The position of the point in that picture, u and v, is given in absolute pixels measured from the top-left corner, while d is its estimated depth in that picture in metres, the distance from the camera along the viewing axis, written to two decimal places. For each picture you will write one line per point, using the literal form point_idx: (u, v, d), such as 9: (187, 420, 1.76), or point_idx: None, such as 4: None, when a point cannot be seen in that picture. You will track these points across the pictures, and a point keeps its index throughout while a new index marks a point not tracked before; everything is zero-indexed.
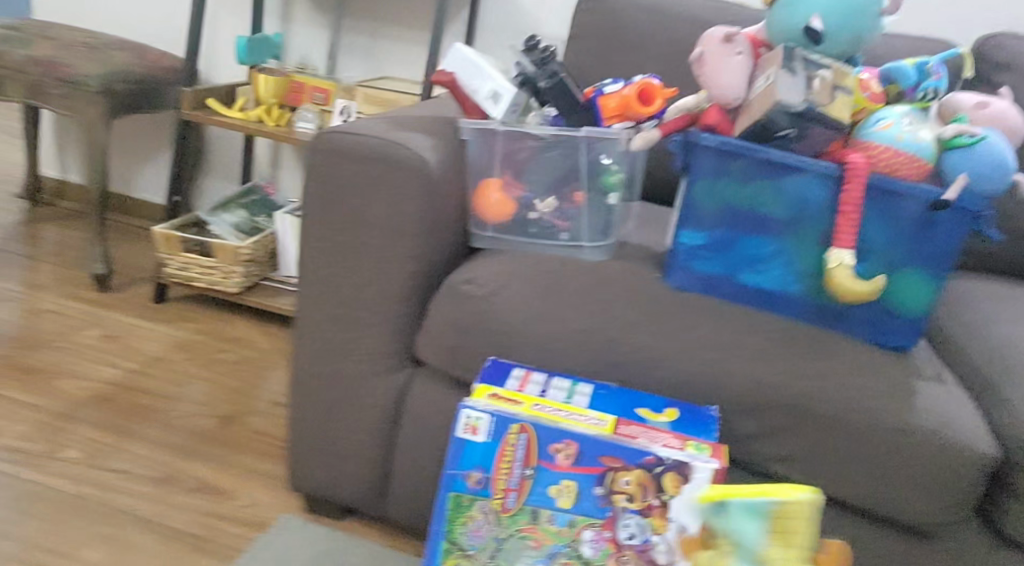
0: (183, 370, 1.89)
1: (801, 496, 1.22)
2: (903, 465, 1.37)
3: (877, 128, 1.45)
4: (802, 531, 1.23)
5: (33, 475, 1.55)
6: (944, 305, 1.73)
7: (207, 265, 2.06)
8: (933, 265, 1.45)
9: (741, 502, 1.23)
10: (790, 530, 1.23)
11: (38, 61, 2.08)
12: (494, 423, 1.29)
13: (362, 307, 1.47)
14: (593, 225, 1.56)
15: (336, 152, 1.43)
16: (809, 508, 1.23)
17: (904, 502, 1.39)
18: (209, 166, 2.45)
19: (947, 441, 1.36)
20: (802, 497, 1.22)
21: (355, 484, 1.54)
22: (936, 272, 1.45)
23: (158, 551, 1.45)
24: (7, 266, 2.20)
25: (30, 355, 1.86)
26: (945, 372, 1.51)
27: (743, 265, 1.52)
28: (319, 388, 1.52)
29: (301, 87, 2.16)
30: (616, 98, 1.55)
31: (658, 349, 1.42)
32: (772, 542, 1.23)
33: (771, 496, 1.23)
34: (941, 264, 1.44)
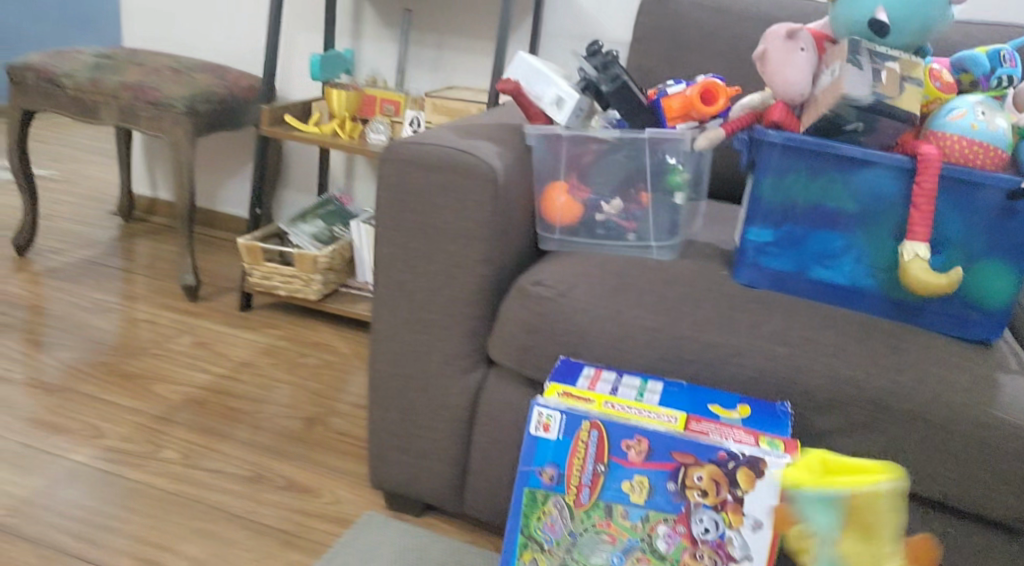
0: (269, 375, 1.96)
1: (878, 483, 1.21)
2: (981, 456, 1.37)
3: (950, 118, 1.44)
4: (885, 521, 1.21)
5: (133, 475, 1.64)
6: None
7: (288, 274, 2.15)
8: (1014, 255, 1.43)
9: (817, 490, 1.22)
10: (873, 521, 1.21)
11: (129, 86, 2.18)
12: (566, 421, 1.30)
13: (437, 309, 1.52)
14: (659, 224, 1.59)
15: (407, 161, 1.48)
16: (887, 497, 1.21)
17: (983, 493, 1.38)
18: (289, 179, 2.53)
19: None
20: (879, 485, 1.20)
21: (435, 482, 1.59)
22: (1018, 263, 1.44)
23: (251, 545, 1.52)
24: (103, 279, 2.31)
25: (127, 363, 1.95)
26: None
27: (814, 260, 1.53)
28: (397, 389, 1.57)
29: (372, 100, 2.25)
30: (679, 98, 1.58)
31: (727, 344, 1.43)
32: (856, 533, 1.22)
33: (849, 487, 1.21)
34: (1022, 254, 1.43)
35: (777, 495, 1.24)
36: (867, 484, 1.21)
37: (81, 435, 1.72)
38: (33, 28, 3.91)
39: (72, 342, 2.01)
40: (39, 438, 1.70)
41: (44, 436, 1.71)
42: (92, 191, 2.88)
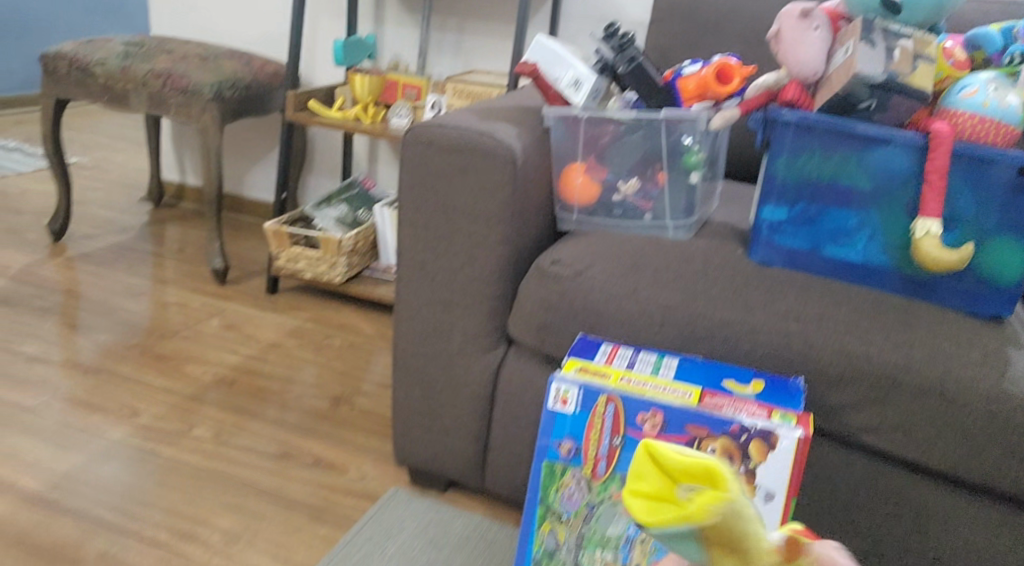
0: (297, 356, 2.01)
1: (707, 512, 0.99)
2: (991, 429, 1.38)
3: (962, 95, 1.45)
4: (738, 543, 1.00)
5: (167, 452, 1.69)
6: None
7: (314, 257, 2.19)
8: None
9: (663, 527, 1.01)
10: (733, 541, 1.00)
11: (158, 73, 2.23)
12: (583, 394, 1.34)
13: (458, 290, 1.56)
14: (675, 204, 1.62)
15: (428, 144, 1.51)
16: (727, 518, 0.99)
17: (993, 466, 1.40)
18: (314, 163, 2.58)
19: None
20: (717, 511, 0.99)
21: (457, 459, 1.63)
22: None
23: (280, 519, 1.57)
24: (136, 263, 2.37)
25: (160, 344, 2.01)
26: None
27: (827, 238, 1.55)
28: (420, 367, 1.61)
29: (395, 84, 2.29)
30: (694, 79, 1.61)
31: (741, 321, 1.45)
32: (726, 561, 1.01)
33: (682, 518, 1.00)
34: None
35: (788, 466, 1.27)
36: (690, 512, 1.00)
37: (117, 414, 1.78)
38: (64, 18, 3.98)
39: (106, 325, 2.06)
40: (77, 417, 1.76)
41: (82, 415, 1.77)
42: (123, 178, 2.94)
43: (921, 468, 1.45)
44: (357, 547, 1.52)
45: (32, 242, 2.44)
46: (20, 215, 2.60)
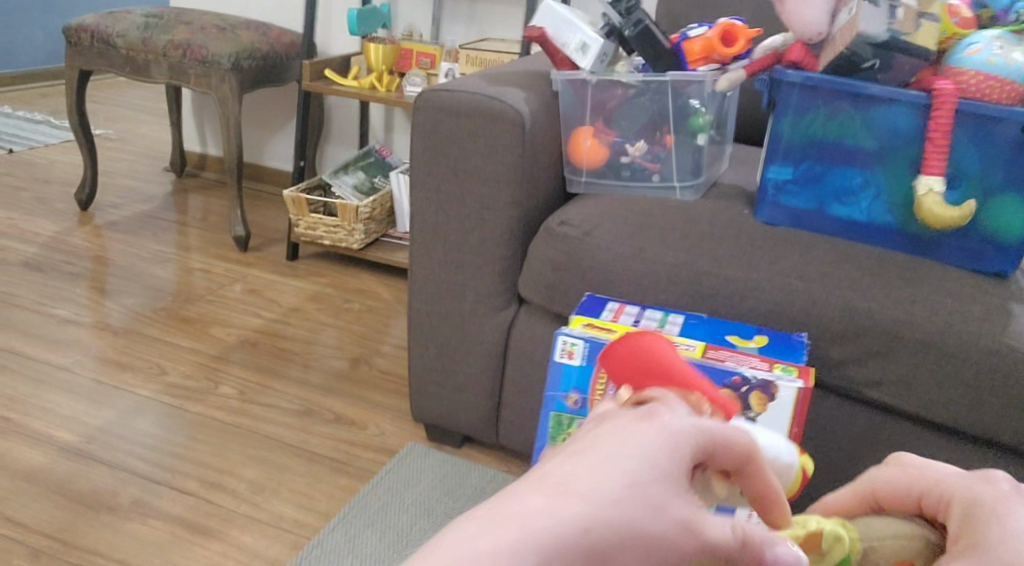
0: (317, 319, 2.07)
1: None
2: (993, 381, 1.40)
3: (967, 53, 1.43)
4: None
5: (195, 408, 1.76)
6: None
7: (332, 224, 2.25)
8: None
9: None
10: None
11: (177, 44, 2.28)
12: (589, 347, 1.38)
13: (470, 251, 1.61)
14: (682, 166, 1.65)
15: (438, 109, 1.56)
16: None
17: None
18: (331, 132, 2.63)
19: None
20: None
21: (472, 414, 1.69)
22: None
23: (304, 471, 1.64)
24: (161, 231, 2.43)
25: (186, 308, 2.07)
26: None
27: (831, 197, 1.57)
28: (435, 326, 1.67)
29: (409, 53, 2.34)
30: (700, 41, 1.62)
31: (745, 279, 1.47)
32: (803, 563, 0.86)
33: None
34: None
35: (787, 418, 1.33)
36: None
37: (147, 373, 1.85)
38: None
39: (134, 289, 2.13)
40: (109, 375, 1.83)
41: (113, 373, 1.84)
42: (147, 148, 3.01)
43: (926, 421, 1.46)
44: (377, 497, 1.59)
45: (60, 211, 2.51)
46: (48, 185, 2.68)
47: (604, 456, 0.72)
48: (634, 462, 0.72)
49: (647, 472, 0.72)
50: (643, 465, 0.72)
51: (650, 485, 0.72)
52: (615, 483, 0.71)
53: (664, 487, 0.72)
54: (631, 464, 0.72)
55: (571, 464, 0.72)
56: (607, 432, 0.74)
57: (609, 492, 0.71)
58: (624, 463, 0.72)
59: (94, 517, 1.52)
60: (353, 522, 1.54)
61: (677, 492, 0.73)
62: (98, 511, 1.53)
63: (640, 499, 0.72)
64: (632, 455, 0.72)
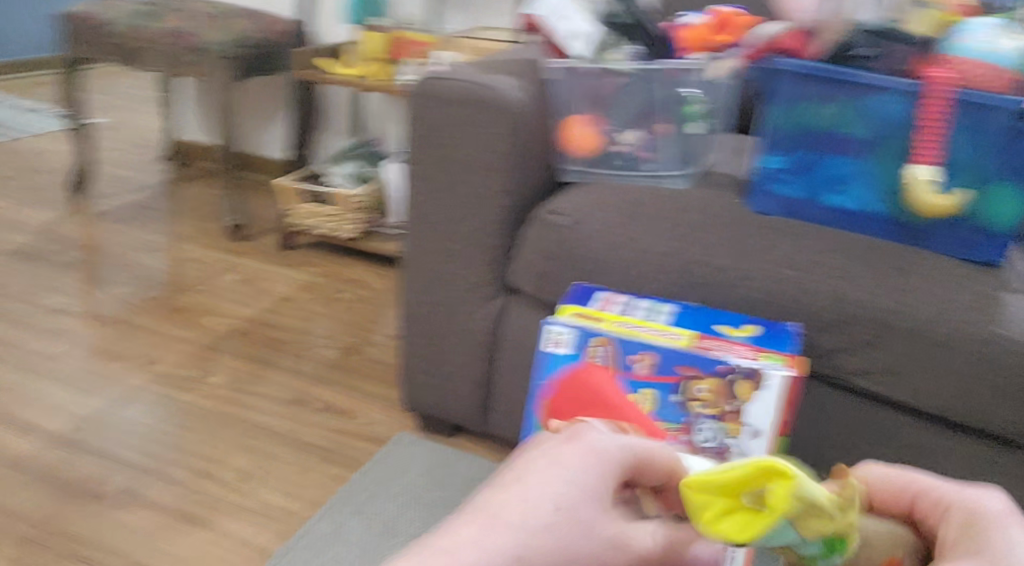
0: (308, 309, 2.07)
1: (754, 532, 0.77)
2: None
3: (961, 40, 1.43)
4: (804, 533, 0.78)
5: (186, 396, 1.76)
6: None
7: (324, 214, 2.24)
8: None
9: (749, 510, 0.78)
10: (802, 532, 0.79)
11: (169, 33, 2.27)
12: (577, 335, 1.39)
13: (460, 240, 1.61)
14: (673, 153, 1.65)
15: (427, 96, 1.55)
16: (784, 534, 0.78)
17: None
18: (324, 122, 2.62)
19: None
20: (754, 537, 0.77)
21: (462, 403, 1.69)
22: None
23: (294, 460, 1.64)
24: (153, 220, 2.43)
25: (177, 297, 2.07)
26: None
27: (824, 187, 1.54)
28: (425, 315, 1.67)
29: (401, 41, 2.29)
30: (692, 29, 1.64)
31: (735, 268, 1.47)
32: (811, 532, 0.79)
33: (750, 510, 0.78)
34: None
35: (775, 405, 1.31)
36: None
37: (137, 361, 1.84)
38: None
39: (126, 278, 2.13)
40: (100, 364, 1.83)
41: (104, 362, 1.84)
42: (140, 137, 3.00)
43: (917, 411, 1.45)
44: (366, 485, 1.59)
45: (53, 199, 2.50)
46: (40, 173, 2.67)
47: (530, 482, 0.77)
48: (559, 485, 0.77)
49: (571, 493, 0.78)
50: (567, 487, 0.78)
51: (574, 505, 0.77)
52: (542, 507, 0.76)
53: (587, 506, 0.78)
54: (556, 487, 0.77)
55: (498, 494, 0.77)
56: (531, 459, 0.79)
57: (543, 517, 0.76)
58: (550, 486, 0.77)
59: (83, 505, 1.52)
60: (341, 511, 1.53)
61: (599, 510, 0.79)
62: (87, 499, 1.53)
63: (565, 520, 0.77)
64: (556, 478, 0.78)
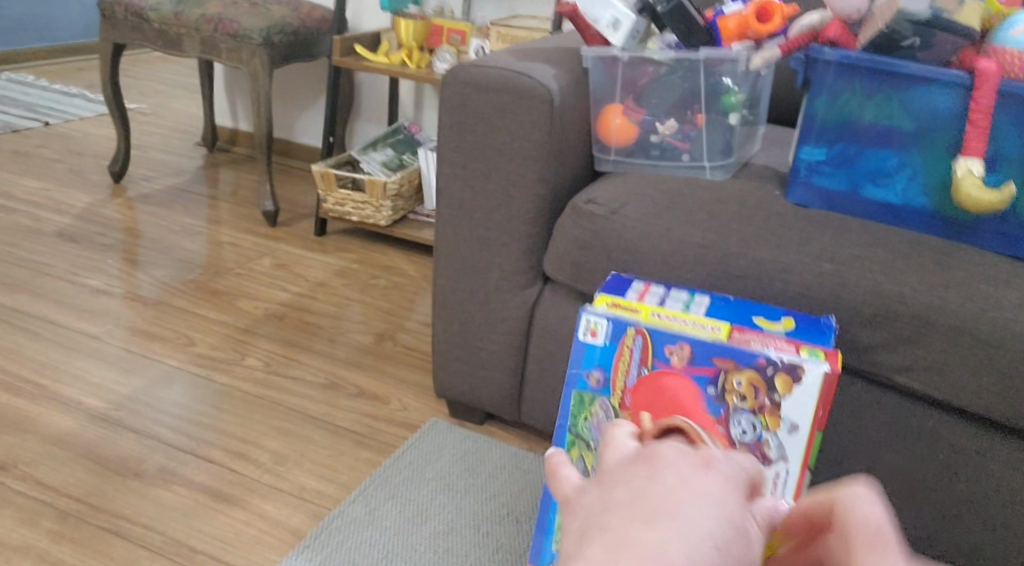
0: (343, 295, 2.08)
1: None
2: None
3: (1013, 32, 1.39)
4: None
5: (222, 378, 1.77)
6: None
7: (360, 200, 2.25)
8: None
9: None
10: None
11: (209, 18, 2.29)
12: (613, 326, 1.38)
13: (496, 228, 1.61)
14: (714, 145, 1.64)
15: (466, 84, 1.56)
16: None
17: None
18: (360, 110, 2.63)
19: None
20: None
21: (496, 391, 1.69)
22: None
23: (327, 443, 1.64)
24: (191, 204, 2.45)
25: (214, 280, 2.09)
26: None
27: (866, 179, 1.52)
28: (460, 302, 1.67)
29: (440, 30, 2.33)
30: (736, 19, 1.59)
31: (773, 261, 1.45)
32: None
33: None
34: None
35: (814, 399, 1.31)
36: None
37: (175, 343, 1.86)
38: None
39: (165, 261, 2.15)
40: (139, 345, 1.85)
41: (142, 343, 1.85)
42: (179, 123, 3.02)
43: (959, 409, 1.42)
44: (399, 470, 1.59)
45: (94, 182, 2.53)
46: (82, 157, 2.70)
47: (679, 519, 0.70)
48: (706, 520, 0.70)
49: (718, 525, 0.71)
50: (717, 526, 0.70)
51: (729, 539, 0.71)
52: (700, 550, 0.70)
53: (741, 538, 0.71)
54: (700, 520, 0.71)
55: (652, 533, 0.70)
56: (670, 486, 0.72)
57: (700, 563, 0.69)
58: (699, 522, 0.70)
59: (121, 482, 1.53)
60: (374, 495, 1.54)
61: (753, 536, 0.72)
62: (125, 477, 1.55)
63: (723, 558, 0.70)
64: (701, 506, 0.71)
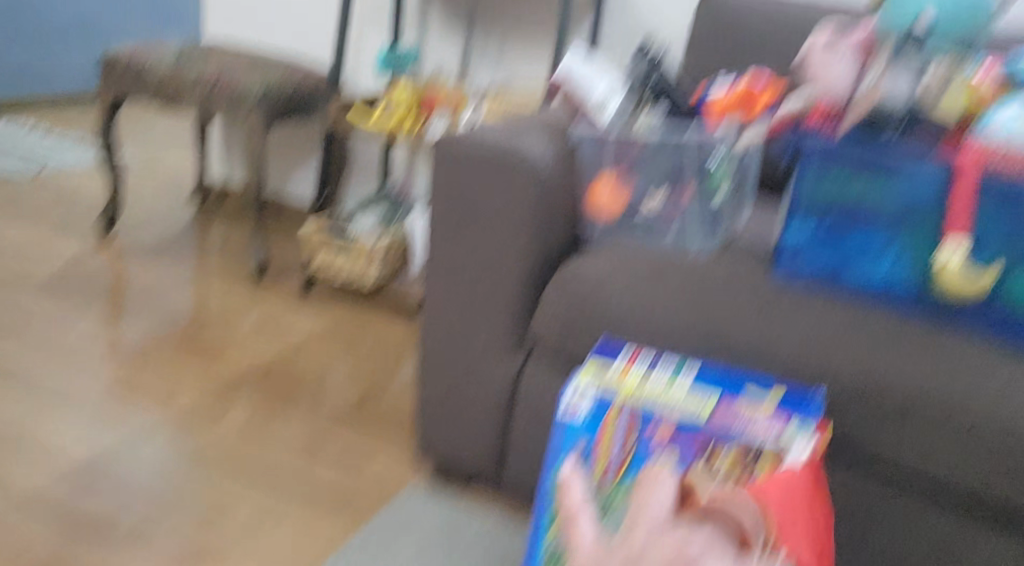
0: (328, 353, 2.08)
1: None
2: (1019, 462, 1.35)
3: (992, 124, 1.46)
4: None
5: (201, 436, 1.77)
6: None
7: (350, 257, 2.27)
8: None
9: None
10: None
11: (209, 76, 2.32)
12: (597, 402, 1.37)
13: (484, 294, 1.62)
14: (699, 221, 1.67)
15: (460, 152, 1.58)
16: None
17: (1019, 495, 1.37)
18: (353, 169, 2.65)
19: None
20: None
21: (478, 456, 1.69)
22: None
23: (305, 507, 1.64)
24: (180, 256, 2.46)
25: (199, 334, 2.09)
26: None
27: (853, 258, 1.52)
28: (444, 367, 1.67)
29: (434, 97, 2.30)
30: (721, 104, 1.72)
31: (758, 335, 1.46)
32: None
33: None
34: None
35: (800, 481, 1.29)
36: None
37: (156, 398, 1.86)
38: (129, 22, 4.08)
39: (150, 314, 2.15)
40: (119, 398, 1.84)
41: (124, 396, 1.85)
42: (172, 174, 3.04)
43: (944, 484, 1.42)
44: (377, 536, 1.59)
45: (83, 232, 2.54)
46: (73, 206, 2.71)
47: None
48: None
49: None
50: None
51: None
52: None
53: None
54: None
55: None
56: None
57: None
58: None
59: (95, 541, 1.53)
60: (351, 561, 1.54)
61: None
62: (98, 535, 1.54)
63: None
64: None
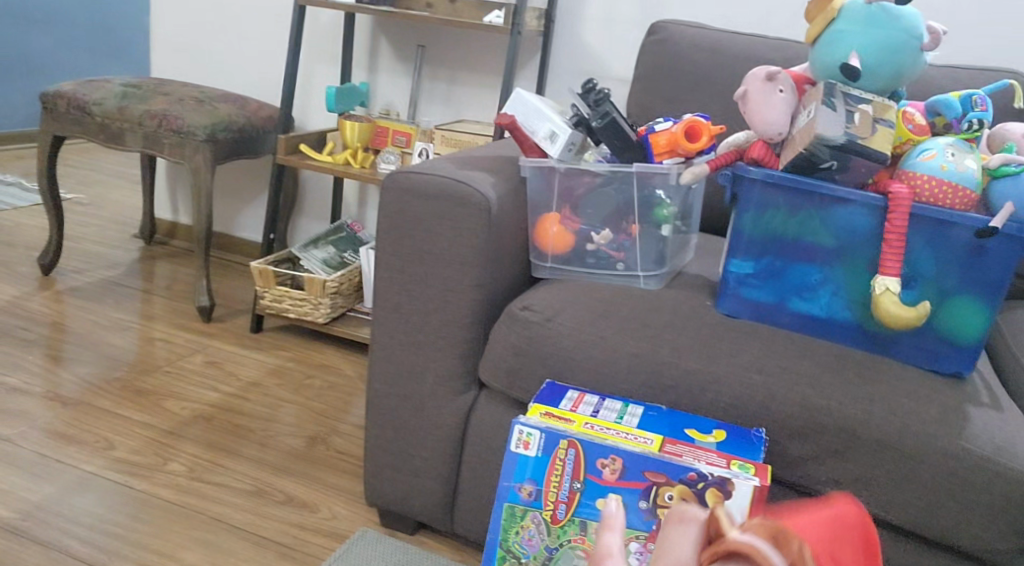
0: (276, 395, 2.04)
1: None
2: (965, 493, 1.35)
3: (921, 159, 1.44)
4: None
5: (142, 485, 1.73)
6: (1004, 315, 1.70)
7: (298, 297, 2.24)
8: (988, 293, 1.43)
9: None
10: None
11: (154, 115, 2.29)
12: (545, 439, 1.37)
13: (430, 334, 1.60)
14: (647, 255, 1.65)
15: (404, 191, 1.57)
16: None
17: (966, 529, 1.37)
18: (303, 207, 2.63)
19: (1001, 469, 1.34)
20: None
21: (426, 499, 1.66)
22: (989, 301, 1.43)
23: (249, 555, 1.60)
24: (124, 299, 2.41)
25: (142, 379, 2.04)
26: (1003, 397, 1.48)
27: (792, 292, 1.54)
28: (391, 408, 1.65)
29: (385, 131, 2.35)
30: (666, 135, 1.61)
31: (704, 371, 1.46)
32: None
33: None
34: (995, 291, 1.43)
35: None
36: None
37: (94, 446, 1.81)
38: (73, 59, 4.03)
39: (90, 358, 2.10)
40: (55, 449, 1.79)
41: (59, 446, 1.80)
42: (117, 215, 2.99)
43: (884, 521, 1.41)
44: None
45: (23, 274, 2.49)
46: (12, 248, 2.65)
47: None
48: None
49: None
50: None
51: None
52: None
53: None
54: None
55: None
56: None
57: None
58: None
59: None
60: None
61: None
62: None
63: None
64: None
